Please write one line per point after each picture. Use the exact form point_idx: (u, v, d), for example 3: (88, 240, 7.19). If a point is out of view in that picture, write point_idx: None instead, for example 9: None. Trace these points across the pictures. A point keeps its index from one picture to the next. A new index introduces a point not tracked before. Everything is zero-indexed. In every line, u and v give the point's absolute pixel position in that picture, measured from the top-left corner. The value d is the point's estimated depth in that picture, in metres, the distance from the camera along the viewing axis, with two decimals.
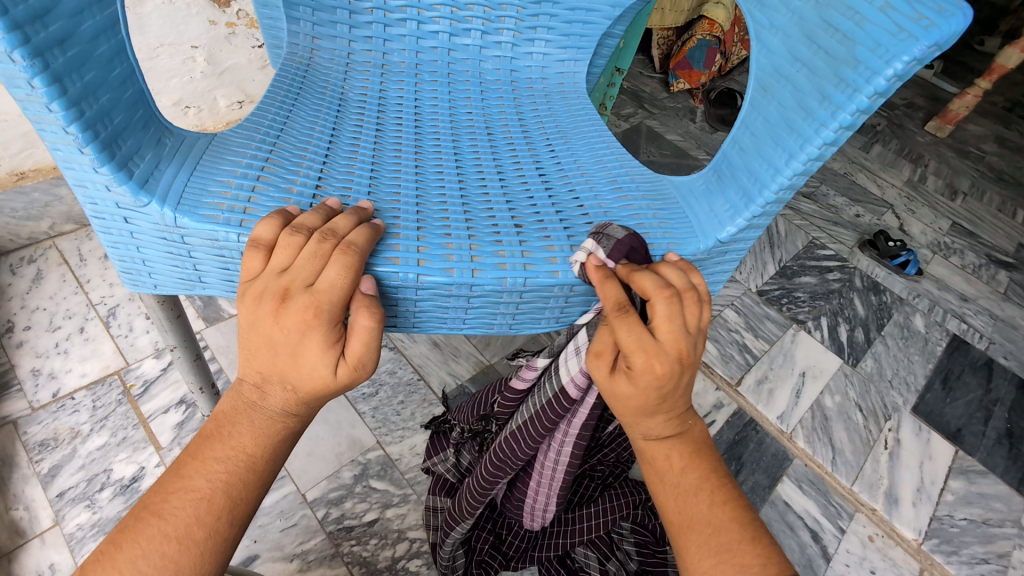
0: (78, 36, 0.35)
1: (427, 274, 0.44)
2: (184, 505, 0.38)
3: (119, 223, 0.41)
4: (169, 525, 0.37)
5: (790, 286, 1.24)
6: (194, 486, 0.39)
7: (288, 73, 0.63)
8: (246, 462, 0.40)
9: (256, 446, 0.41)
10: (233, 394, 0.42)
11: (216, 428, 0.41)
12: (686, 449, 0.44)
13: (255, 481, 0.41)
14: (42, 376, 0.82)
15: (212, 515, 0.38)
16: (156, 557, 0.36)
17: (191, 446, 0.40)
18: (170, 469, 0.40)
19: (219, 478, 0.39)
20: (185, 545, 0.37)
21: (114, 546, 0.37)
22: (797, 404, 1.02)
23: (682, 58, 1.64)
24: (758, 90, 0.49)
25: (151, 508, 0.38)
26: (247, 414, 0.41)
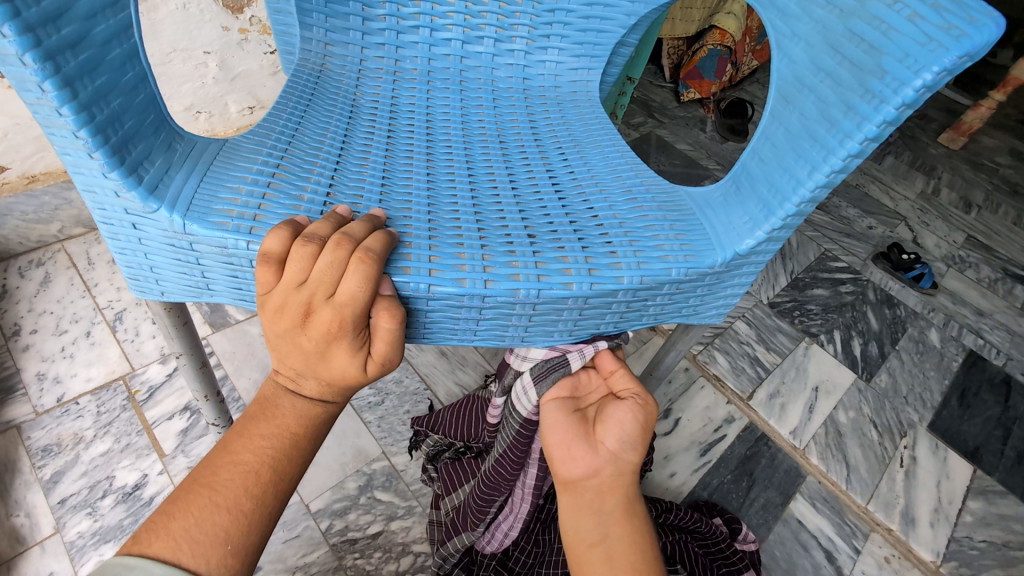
0: (91, 39, 0.34)
1: (438, 285, 0.43)
2: (232, 478, 0.41)
3: (127, 229, 0.40)
4: (220, 495, 0.40)
5: (802, 298, 1.22)
6: (241, 460, 0.42)
7: (300, 79, 0.62)
8: (290, 439, 0.43)
9: (299, 425, 0.44)
10: (273, 380, 0.45)
11: (262, 408, 0.44)
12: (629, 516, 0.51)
13: (297, 459, 0.44)
14: (47, 381, 0.82)
15: (259, 487, 0.41)
16: (207, 526, 0.39)
17: (238, 425, 0.44)
18: (219, 445, 0.43)
19: (265, 453, 0.42)
20: (234, 515, 0.40)
21: (169, 515, 0.39)
22: (809, 420, 1.00)
23: (693, 68, 1.65)
24: (779, 100, 0.48)
25: (202, 481, 0.41)
26: (288, 396, 0.44)
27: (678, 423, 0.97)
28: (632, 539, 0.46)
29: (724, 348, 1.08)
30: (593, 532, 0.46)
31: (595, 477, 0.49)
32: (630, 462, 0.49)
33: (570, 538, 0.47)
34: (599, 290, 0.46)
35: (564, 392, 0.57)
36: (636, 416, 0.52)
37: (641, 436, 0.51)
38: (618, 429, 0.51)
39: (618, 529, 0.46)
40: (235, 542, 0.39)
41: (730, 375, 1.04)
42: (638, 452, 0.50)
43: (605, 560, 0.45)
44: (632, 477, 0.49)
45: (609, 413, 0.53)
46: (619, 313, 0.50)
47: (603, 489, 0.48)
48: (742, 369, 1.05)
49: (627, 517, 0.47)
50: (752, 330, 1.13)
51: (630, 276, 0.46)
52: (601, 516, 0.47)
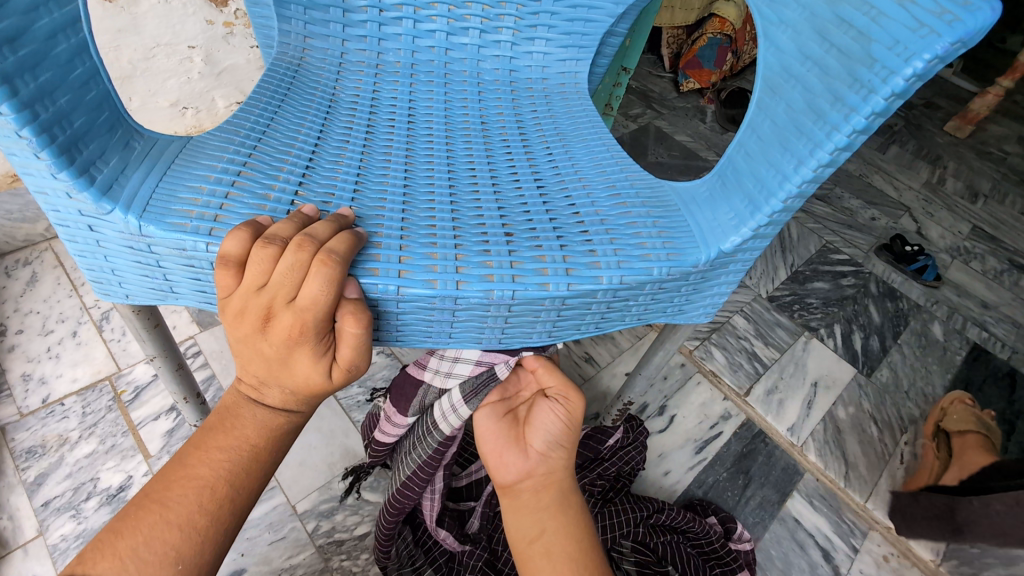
0: (32, 34, 0.33)
1: (408, 286, 0.41)
2: (186, 493, 0.40)
3: (83, 231, 0.39)
4: (172, 512, 0.39)
5: (802, 292, 1.19)
6: (196, 474, 0.41)
7: (277, 73, 0.61)
8: (248, 453, 0.42)
9: (259, 438, 0.43)
10: (235, 390, 0.44)
11: (220, 421, 0.43)
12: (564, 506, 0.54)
13: (255, 472, 0.43)
14: (32, 382, 0.81)
15: (214, 503, 0.40)
16: (158, 544, 0.38)
17: (194, 437, 0.42)
18: (173, 458, 0.42)
19: (221, 467, 0.41)
20: (187, 532, 0.39)
21: (116, 532, 0.38)
22: (808, 416, 0.98)
23: (692, 57, 1.61)
24: (765, 91, 0.46)
25: (153, 497, 0.39)
26: (247, 407, 0.43)
27: (672, 420, 0.95)
28: (568, 530, 0.51)
29: (721, 343, 1.06)
30: (533, 529, 0.51)
31: (528, 479, 0.54)
32: (560, 458, 0.55)
33: (513, 537, 0.52)
34: (578, 290, 0.44)
35: (495, 397, 0.61)
36: (559, 416, 0.57)
37: (568, 433, 0.56)
38: (545, 432, 0.56)
39: (553, 522, 0.51)
40: (187, 561, 0.39)
41: (727, 371, 1.02)
42: (565, 450, 0.55)
43: (545, 553, 0.49)
44: (565, 473, 0.54)
45: (536, 415, 0.58)
46: (600, 313, 0.48)
47: (535, 489, 0.53)
48: (739, 364, 1.03)
49: (562, 510, 0.52)
50: (750, 324, 1.11)
51: (610, 276, 0.45)
52: (536, 514, 0.52)
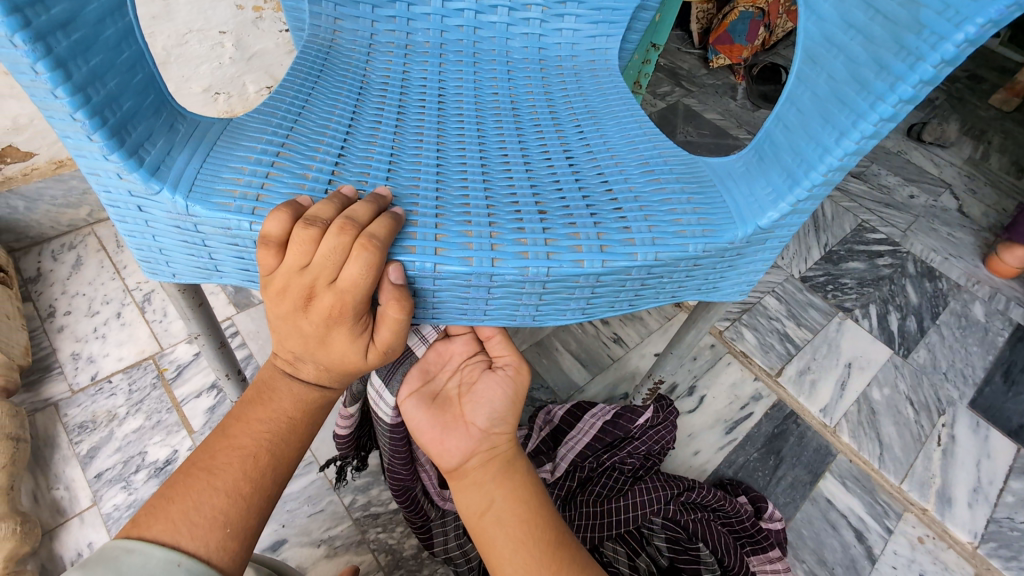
0: (82, 19, 0.34)
1: (444, 264, 0.42)
2: (231, 462, 0.42)
3: (133, 212, 0.40)
4: (218, 479, 0.41)
5: (837, 272, 1.16)
6: (240, 444, 0.43)
7: (309, 55, 0.61)
8: (287, 423, 0.44)
9: (295, 409, 0.45)
10: (271, 364, 0.46)
11: (259, 394, 0.45)
12: (503, 466, 0.51)
13: (294, 443, 0.45)
14: (81, 360, 0.85)
15: (257, 471, 0.42)
16: (206, 509, 0.40)
17: (235, 410, 0.44)
18: (217, 430, 0.44)
19: (263, 436, 0.43)
20: (233, 498, 0.41)
21: (168, 499, 0.40)
22: (842, 397, 0.97)
23: (722, 33, 1.57)
24: (805, 62, 0.45)
25: (200, 465, 0.42)
26: (284, 380, 0.45)
27: (702, 401, 0.94)
28: (517, 496, 0.50)
29: (752, 324, 1.05)
30: (481, 502, 0.50)
31: (472, 457, 0.52)
32: (502, 432, 0.53)
33: (464, 513, 0.51)
34: (612, 267, 0.44)
35: (419, 384, 0.60)
36: (504, 388, 0.56)
37: (512, 406, 0.55)
38: (488, 408, 0.54)
39: (500, 491, 0.50)
40: (235, 526, 0.40)
41: (758, 352, 1.01)
42: (510, 422, 0.54)
43: (496, 522, 0.48)
44: (509, 444, 0.53)
45: (480, 390, 0.57)
46: (633, 291, 0.48)
47: (481, 463, 0.51)
48: (771, 345, 1.02)
49: (508, 477, 0.51)
50: (782, 305, 1.09)
51: (645, 253, 0.44)
52: (480, 489, 0.50)
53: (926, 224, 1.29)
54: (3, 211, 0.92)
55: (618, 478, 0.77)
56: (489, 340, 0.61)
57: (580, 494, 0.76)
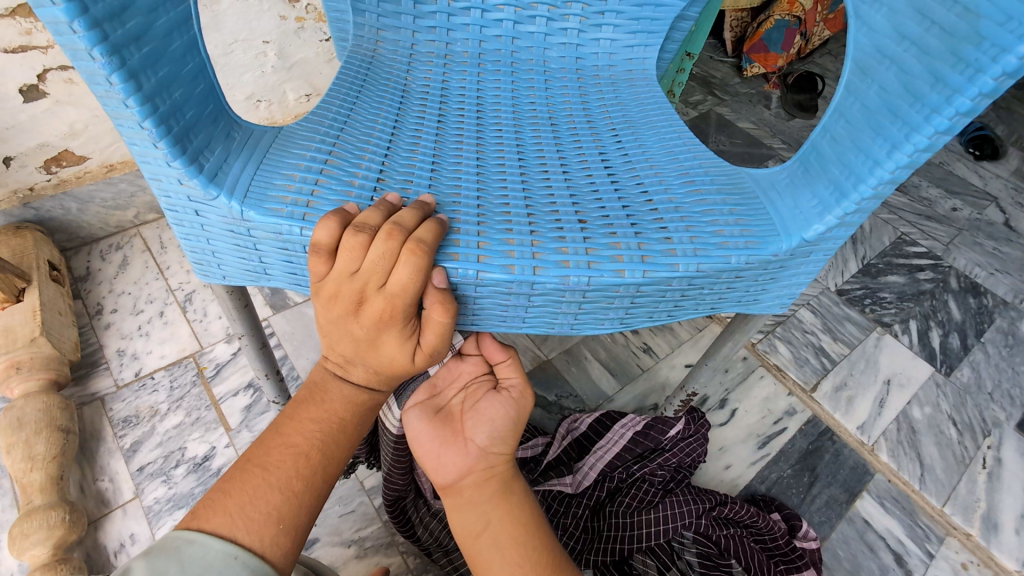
0: (153, 33, 0.35)
1: (486, 271, 0.42)
2: (285, 459, 0.43)
3: (190, 215, 0.41)
4: (272, 475, 0.42)
5: (875, 286, 1.13)
6: (292, 442, 0.44)
7: (353, 66, 0.62)
8: (338, 424, 0.45)
9: (346, 410, 0.46)
10: (322, 366, 0.47)
11: (310, 394, 0.46)
12: (498, 490, 0.51)
13: (343, 443, 0.46)
14: (126, 357, 0.88)
15: (309, 469, 0.44)
16: (262, 504, 0.41)
17: (288, 409, 0.46)
18: (270, 427, 0.46)
19: (314, 436, 0.45)
20: (286, 495, 0.42)
21: (225, 492, 0.42)
22: (880, 415, 0.94)
23: (757, 41, 1.55)
24: (855, 73, 0.44)
25: (255, 461, 0.43)
26: (336, 382, 0.46)
27: (734, 414, 0.93)
28: (513, 518, 0.50)
29: (786, 336, 1.03)
30: (476, 523, 0.50)
31: (469, 476, 0.51)
32: (500, 453, 0.53)
33: (458, 532, 0.50)
34: (652, 277, 0.44)
35: (423, 396, 0.60)
36: (505, 409, 0.55)
37: (512, 427, 0.55)
38: (489, 426, 0.54)
39: (497, 514, 0.50)
40: (286, 522, 0.42)
41: (793, 366, 0.99)
42: (510, 444, 0.54)
43: (491, 544, 0.49)
44: (505, 465, 0.53)
45: (481, 409, 0.56)
46: (673, 301, 0.47)
47: (478, 483, 0.51)
48: (805, 359, 0.99)
49: (505, 498, 0.51)
50: (818, 318, 1.06)
51: (686, 264, 0.44)
52: (479, 508, 0.50)
53: (970, 238, 1.25)
54: (57, 212, 0.96)
55: (648, 489, 0.75)
56: (499, 360, 0.61)
57: (610, 504, 0.76)
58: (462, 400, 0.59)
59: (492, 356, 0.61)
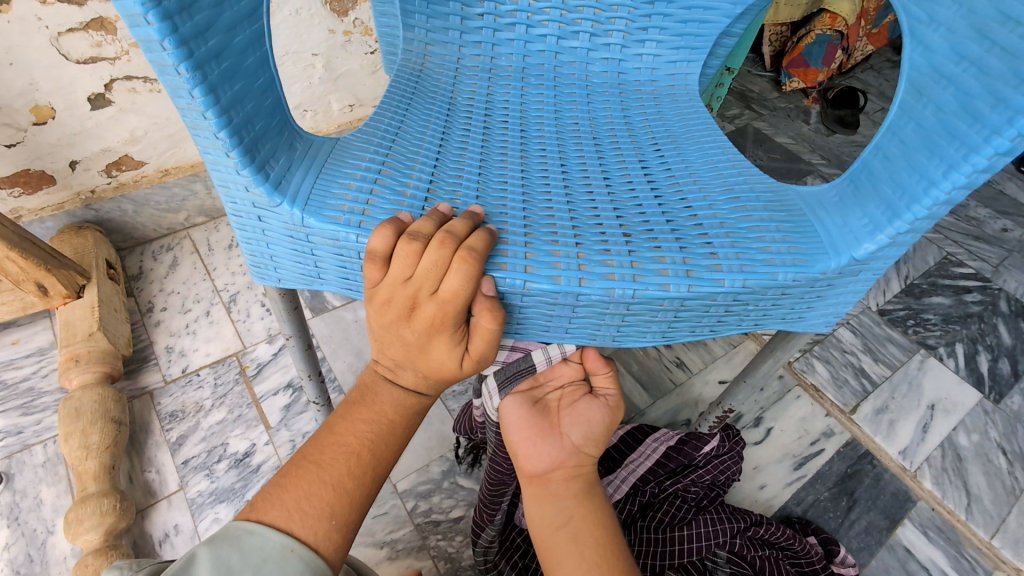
0: (230, 50, 0.38)
1: (534, 281, 0.43)
2: (338, 458, 0.45)
3: (254, 221, 0.44)
4: (325, 473, 0.44)
5: (918, 307, 1.10)
6: (344, 441, 0.45)
7: (402, 78, 0.64)
8: (388, 425, 0.47)
9: (395, 412, 0.47)
10: (372, 369, 0.48)
11: (362, 395, 0.47)
12: (583, 489, 0.55)
13: (392, 444, 0.47)
14: (174, 354, 0.92)
15: (360, 468, 0.45)
16: (315, 500, 0.43)
17: (340, 409, 0.47)
18: (323, 426, 0.47)
19: (365, 436, 0.46)
20: (338, 492, 0.44)
21: (281, 487, 0.43)
22: (923, 440, 0.91)
23: (797, 56, 1.51)
24: (910, 92, 0.44)
25: (310, 458, 0.45)
26: (385, 385, 0.47)
27: (769, 433, 0.91)
28: (594, 519, 0.52)
29: (824, 356, 1.00)
30: (559, 515, 0.52)
31: (558, 470, 0.55)
32: (591, 454, 0.57)
33: (536, 521, 0.53)
34: (697, 292, 0.44)
35: (525, 385, 0.61)
36: (601, 415, 0.60)
37: (604, 432, 0.59)
38: (585, 427, 0.58)
39: (579, 511, 0.53)
40: (338, 518, 0.43)
41: (831, 386, 0.96)
42: (599, 448, 0.58)
43: (570, 539, 0.51)
44: (592, 467, 0.57)
45: (579, 410, 0.60)
46: (716, 316, 0.48)
47: (566, 478, 0.55)
48: (844, 380, 0.97)
49: (589, 498, 0.54)
50: (858, 338, 1.03)
51: (731, 279, 0.44)
52: (562, 501, 0.53)
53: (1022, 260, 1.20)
54: (115, 214, 1.01)
55: (682, 505, 0.75)
56: (599, 371, 0.62)
57: (641, 519, 0.75)
58: (560, 397, 0.61)
59: (594, 366, 0.62)
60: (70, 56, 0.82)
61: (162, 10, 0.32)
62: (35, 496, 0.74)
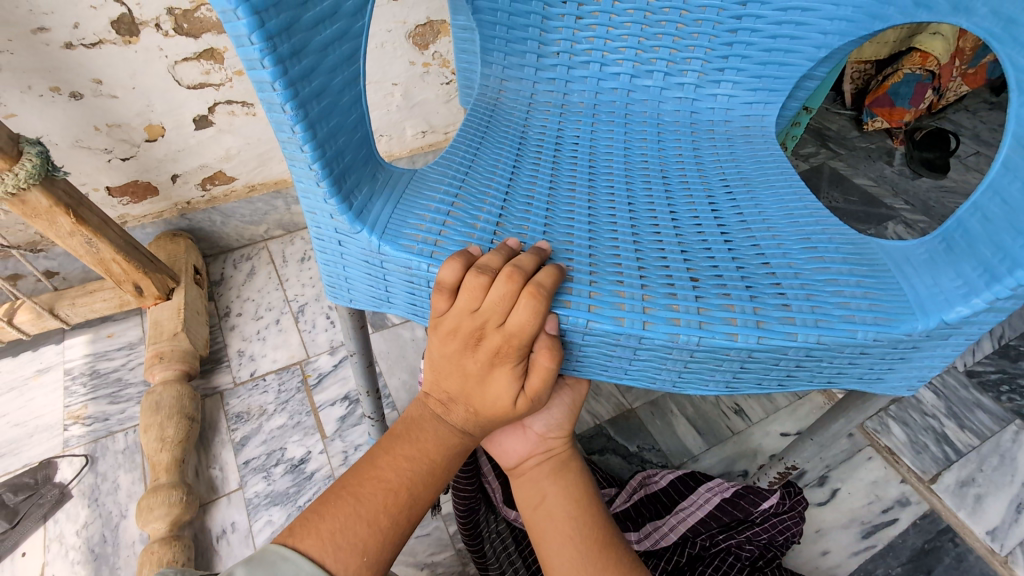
0: (330, 90, 0.41)
1: (596, 321, 0.43)
2: (376, 493, 0.46)
3: (334, 245, 0.46)
4: (363, 506, 0.45)
5: (1014, 371, 1.00)
6: (384, 477, 0.46)
7: (477, 112, 0.67)
8: (427, 465, 0.47)
9: (436, 453, 0.48)
10: (421, 405, 0.50)
11: (407, 431, 0.49)
12: (557, 465, 0.55)
13: (430, 486, 0.48)
14: (244, 358, 0.97)
15: (396, 507, 0.46)
16: (350, 534, 0.43)
17: (384, 443, 0.49)
18: (365, 459, 0.48)
19: (405, 473, 0.47)
20: (372, 528, 0.44)
21: (319, 515, 0.44)
22: (1017, 521, 0.82)
23: (881, 95, 1.44)
24: (1017, 151, 0.41)
25: (349, 489, 0.46)
26: (432, 422, 0.48)
27: (835, 494, 0.85)
28: (570, 495, 0.53)
29: (902, 417, 0.93)
30: (535, 495, 0.54)
31: (530, 459, 0.56)
32: (559, 437, 0.56)
33: (521, 506, 0.55)
34: (768, 344, 0.43)
35: None
36: (563, 400, 0.57)
37: (570, 412, 0.57)
38: (545, 414, 0.56)
39: (554, 488, 0.53)
40: (370, 555, 0.43)
41: (908, 451, 0.89)
42: (567, 428, 0.56)
43: (548, 514, 0.52)
44: (566, 446, 0.56)
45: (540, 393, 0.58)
46: (786, 370, 0.45)
47: (538, 463, 0.55)
48: (924, 446, 0.89)
49: (563, 475, 0.54)
50: (941, 400, 0.95)
51: (805, 334, 0.43)
52: (538, 483, 0.54)
53: None
54: (205, 223, 1.10)
55: (734, 563, 0.71)
56: None
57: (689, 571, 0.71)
58: None
59: None
60: (182, 82, 0.90)
61: (277, 56, 0.36)
62: (114, 481, 0.80)
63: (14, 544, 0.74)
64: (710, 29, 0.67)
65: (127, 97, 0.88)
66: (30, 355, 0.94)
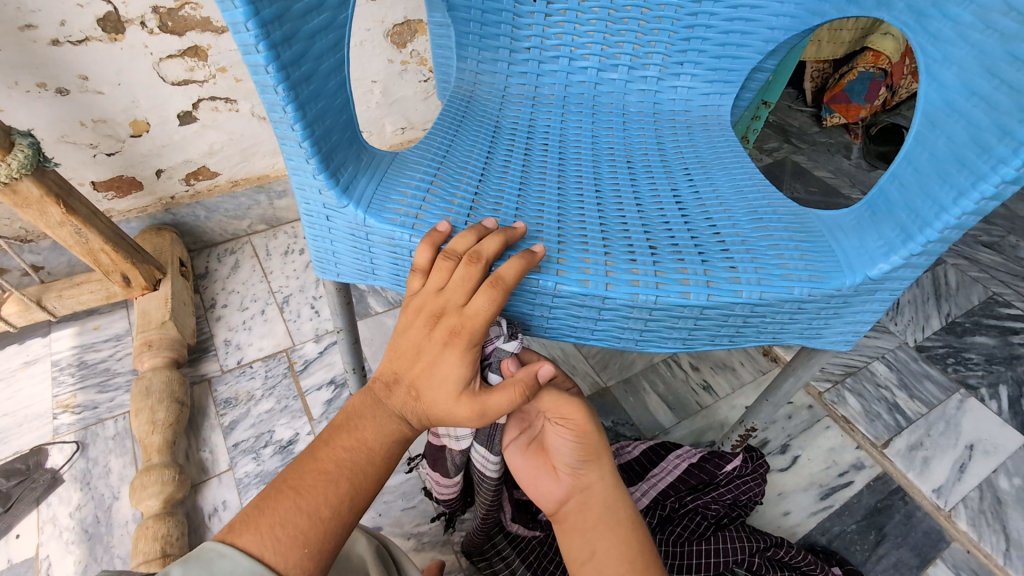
0: (318, 76, 0.45)
1: (564, 283, 0.48)
2: (317, 484, 0.46)
3: (322, 220, 0.50)
4: (304, 500, 0.45)
5: (960, 345, 1.07)
6: (324, 468, 0.46)
7: (454, 104, 0.71)
8: (367, 454, 0.48)
9: (375, 441, 0.49)
10: (364, 394, 0.51)
11: (347, 421, 0.49)
12: (602, 514, 0.55)
13: (371, 474, 0.48)
14: (231, 346, 1.00)
15: (338, 497, 0.46)
16: (290, 527, 0.43)
17: (324, 435, 0.49)
18: (305, 452, 0.48)
19: (344, 463, 0.47)
20: (314, 520, 0.44)
21: (259, 510, 0.44)
22: (960, 479, 0.89)
23: (839, 92, 1.53)
24: (925, 125, 0.47)
25: (289, 483, 0.46)
26: (372, 408, 0.49)
27: (796, 461, 0.91)
28: (620, 552, 0.52)
29: (856, 389, 0.99)
30: (583, 551, 0.54)
31: (569, 503, 0.56)
32: (596, 480, 0.56)
33: (568, 559, 0.55)
34: (717, 301, 0.48)
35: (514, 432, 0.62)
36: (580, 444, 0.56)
37: (591, 454, 0.56)
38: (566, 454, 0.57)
39: (602, 541, 0.53)
40: (311, 545, 0.43)
41: (863, 419, 0.95)
42: (597, 470, 0.56)
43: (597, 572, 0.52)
44: (605, 491, 0.56)
45: (553, 439, 0.58)
46: (735, 327, 0.51)
47: (580, 510, 0.56)
48: (877, 414, 0.96)
49: (612, 529, 0.54)
50: (893, 373, 1.02)
51: (749, 291, 0.48)
52: (584, 536, 0.54)
53: None
54: (189, 218, 1.11)
55: (702, 521, 0.77)
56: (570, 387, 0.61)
57: (660, 532, 0.76)
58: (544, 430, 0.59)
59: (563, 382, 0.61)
60: (167, 79, 0.93)
61: (270, 41, 0.40)
62: (105, 465, 0.82)
63: (8, 526, 0.76)
64: (669, 26, 0.72)
65: (113, 93, 0.90)
66: (16, 347, 0.95)
